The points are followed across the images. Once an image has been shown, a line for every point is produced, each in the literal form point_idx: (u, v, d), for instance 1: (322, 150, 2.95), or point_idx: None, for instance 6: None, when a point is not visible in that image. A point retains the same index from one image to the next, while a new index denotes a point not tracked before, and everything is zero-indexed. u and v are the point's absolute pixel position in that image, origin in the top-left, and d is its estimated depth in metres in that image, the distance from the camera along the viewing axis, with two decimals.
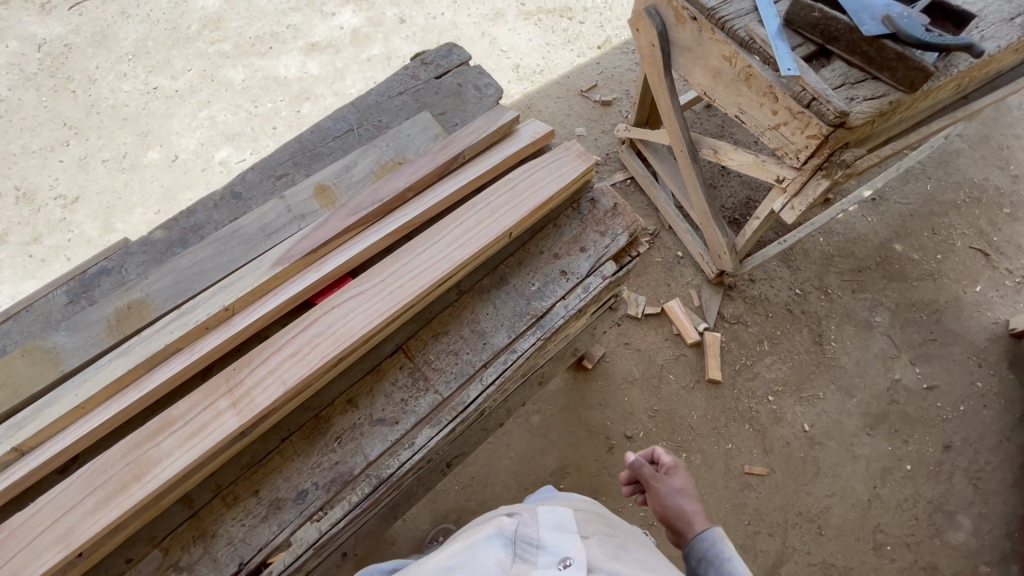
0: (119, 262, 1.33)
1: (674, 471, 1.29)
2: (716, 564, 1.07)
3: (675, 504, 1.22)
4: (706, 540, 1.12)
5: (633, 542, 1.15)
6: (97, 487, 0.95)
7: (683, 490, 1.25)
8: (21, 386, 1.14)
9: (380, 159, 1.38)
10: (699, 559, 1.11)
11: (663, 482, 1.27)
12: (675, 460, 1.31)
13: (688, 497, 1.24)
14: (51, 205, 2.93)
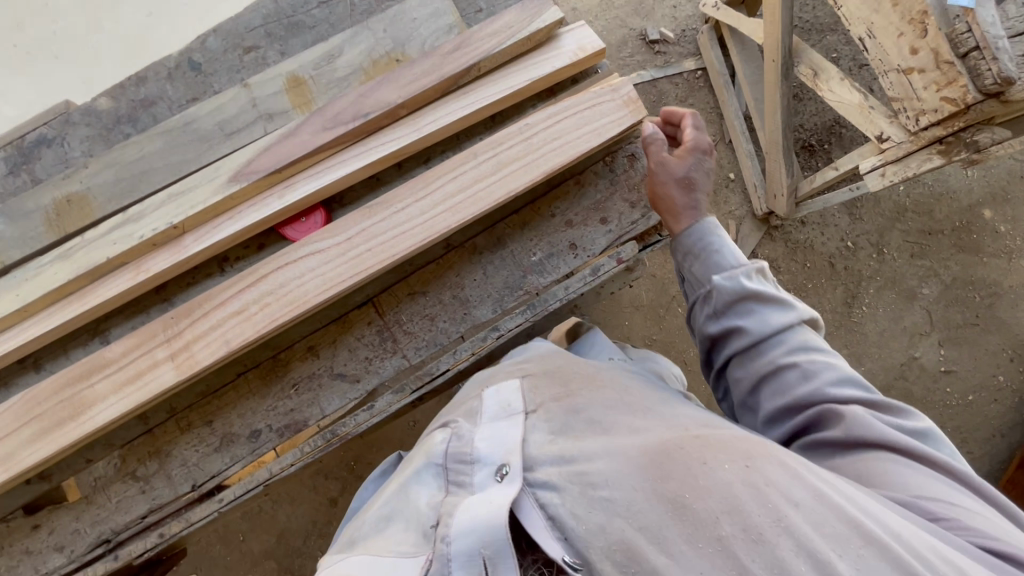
0: (60, 132, 1.13)
1: (694, 151, 1.03)
2: (700, 257, 0.98)
3: (673, 192, 1.01)
4: (701, 228, 1.00)
5: (599, 390, 0.88)
6: (30, 417, 0.91)
7: (693, 174, 1.02)
8: None
9: (372, 51, 1.06)
10: (682, 250, 1.01)
11: (670, 160, 1.01)
12: (700, 140, 1.04)
13: (694, 186, 1.01)
14: None
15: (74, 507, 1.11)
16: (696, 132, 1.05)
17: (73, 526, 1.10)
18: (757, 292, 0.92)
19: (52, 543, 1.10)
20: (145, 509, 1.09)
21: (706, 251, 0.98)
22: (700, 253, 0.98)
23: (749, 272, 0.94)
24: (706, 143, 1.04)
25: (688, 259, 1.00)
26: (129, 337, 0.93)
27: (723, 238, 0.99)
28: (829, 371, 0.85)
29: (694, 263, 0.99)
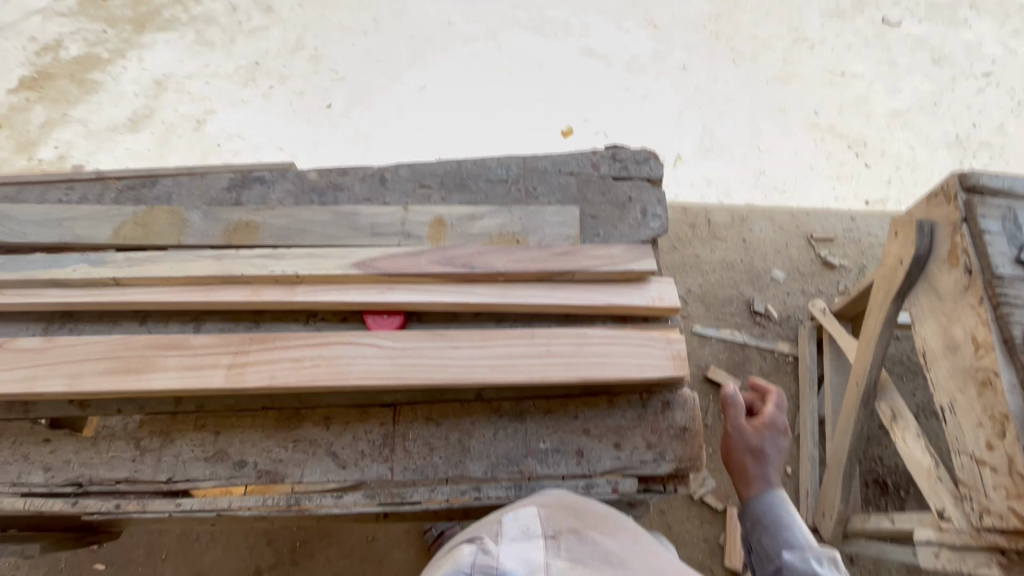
0: (274, 179, 1.53)
1: (772, 428, 1.28)
2: (772, 530, 1.20)
3: (746, 459, 1.25)
4: (777, 499, 1.23)
5: (613, 531, 0.89)
6: (111, 356, 1.11)
7: (767, 450, 1.26)
8: (153, 235, 1.40)
9: (504, 227, 1.35)
10: (754, 506, 1.24)
11: (748, 430, 1.27)
12: (778, 420, 1.28)
13: (764, 459, 1.25)
14: (328, 74, 3.55)
15: (79, 441, 1.25)
16: (778, 410, 1.31)
17: (67, 456, 1.23)
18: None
19: (44, 461, 1.23)
20: (124, 475, 1.20)
21: (776, 521, 1.21)
22: (768, 517, 1.22)
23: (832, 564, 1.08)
24: (782, 423, 1.28)
25: (765, 526, 1.21)
26: (214, 337, 1.13)
27: (792, 516, 1.20)
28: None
29: (767, 537, 1.19)
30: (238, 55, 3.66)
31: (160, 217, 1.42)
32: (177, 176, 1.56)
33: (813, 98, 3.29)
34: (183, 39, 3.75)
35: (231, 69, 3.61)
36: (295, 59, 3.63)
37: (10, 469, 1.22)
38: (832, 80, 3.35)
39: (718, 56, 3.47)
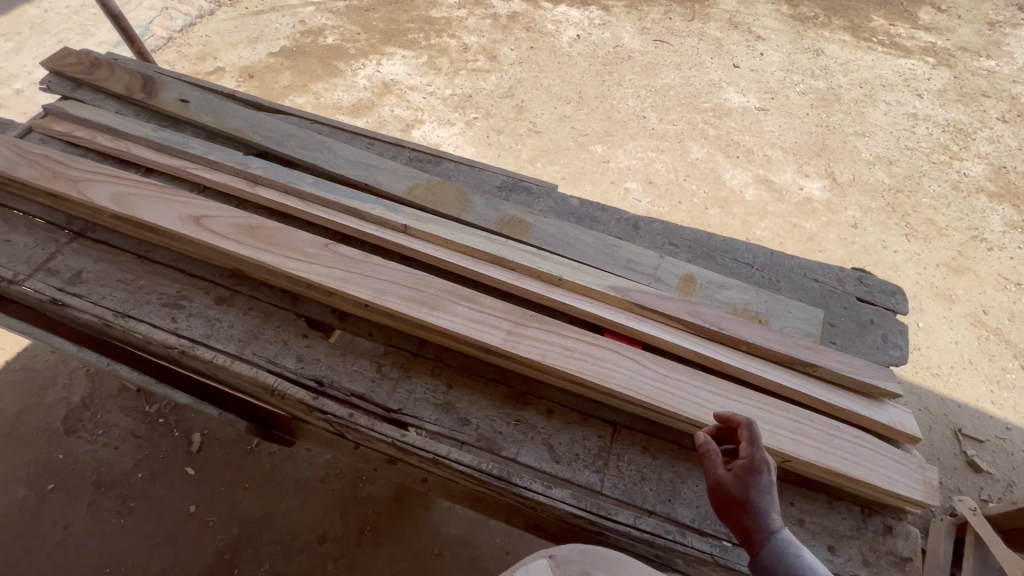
0: (540, 194, 1.72)
1: (750, 469, 0.96)
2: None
3: (735, 515, 0.96)
4: (789, 548, 0.92)
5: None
6: (411, 287, 1.27)
7: (762, 496, 0.95)
8: (437, 201, 1.60)
9: (748, 303, 1.43)
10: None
11: (726, 479, 0.96)
12: (753, 458, 0.96)
13: (756, 510, 0.94)
14: (527, 124, 3.96)
15: (327, 346, 1.39)
16: (752, 446, 0.98)
17: (318, 354, 1.38)
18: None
19: (297, 351, 1.38)
20: (360, 390, 1.32)
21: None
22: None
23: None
24: (763, 459, 0.97)
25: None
26: (500, 302, 1.26)
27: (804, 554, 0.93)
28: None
29: None
30: (457, 85, 4.17)
31: (447, 190, 1.63)
32: (459, 164, 1.80)
33: (983, 296, 3.24)
34: (417, 59, 4.34)
35: (447, 95, 4.10)
36: (502, 103, 4.08)
37: (269, 347, 1.38)
38: (1007, 286, 3.30)
39: (890, 225, 3.54)
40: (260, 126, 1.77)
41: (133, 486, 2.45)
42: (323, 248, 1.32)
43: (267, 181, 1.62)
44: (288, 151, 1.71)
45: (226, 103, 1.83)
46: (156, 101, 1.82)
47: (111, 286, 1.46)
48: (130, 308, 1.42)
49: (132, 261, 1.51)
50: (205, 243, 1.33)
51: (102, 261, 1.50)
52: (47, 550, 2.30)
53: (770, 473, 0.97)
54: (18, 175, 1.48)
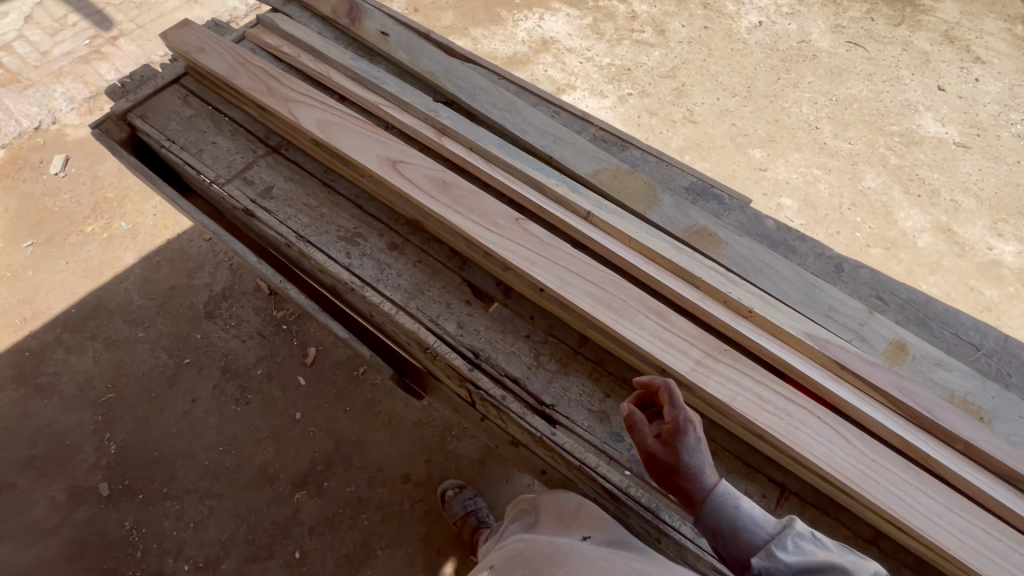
0: (732, 206, 1.55)
1: (676, 434, 1.00)
2: (731, 532, 0.99)
3: (673, 480, 1.03)
4: (727, 503, 1.00)
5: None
6: (596, 285, 1.19)
7: (691, 458, 1.01)
8: (624, 193, 1.49)
9: (969, 393, 1.21)
10: (715, 532, 1.00)
11: (657, 449, 1.02)
12: (677, 423, 0.99)
13: (690, 471, 1.00)
14: (683, 111, 3.67)
15: (487, 318, 1.35)
16: (674, 409, 1.01)
17: (478, 325, 1.34)
18: (781, 530, 0.98)
19: (458, 317, 1.35)
20: (516, 374, 1.28)
21: (735, 531, 0.99)
22: (731, 524, 0.99)
23: (772, 520, 1.00)
24: (687, 422, 1.00)
25: (722, 540, 1.00)
26: (691, 324, 1.15)
27: (741, 501, 1.00)
28: (828, 542, 0.94)
29: (728, 544, 1.00)
30: (617, 55, 3.92)
31: (636, 182, 1.51)
32: (645, 153, 1.66)
33: None
34: (581, 19, 4.12)
35: (605, 64, 3.88)
36: (661, 83, 3.80)
37: (432, 306, 1.37)
38: None
39: None
40: (453, 72, 1.72)
41: (252, 381, 2.66)
42: (514, 222, 1.27)
43: (454, 134, 1.57)
44: (477, 106, 1.65)
45: (422, 43, 1.79)
46: (359, 29, 1.81)
47: (296, 208, 1.50)
48: (312, 234, 1.46)
49: (318, 187, 1.54)
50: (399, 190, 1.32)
51: (292, 182, 1.55)
52: (176, 416, 2.57)
53: (697, 429, 1.01)
54: (236, 83, 1.53)
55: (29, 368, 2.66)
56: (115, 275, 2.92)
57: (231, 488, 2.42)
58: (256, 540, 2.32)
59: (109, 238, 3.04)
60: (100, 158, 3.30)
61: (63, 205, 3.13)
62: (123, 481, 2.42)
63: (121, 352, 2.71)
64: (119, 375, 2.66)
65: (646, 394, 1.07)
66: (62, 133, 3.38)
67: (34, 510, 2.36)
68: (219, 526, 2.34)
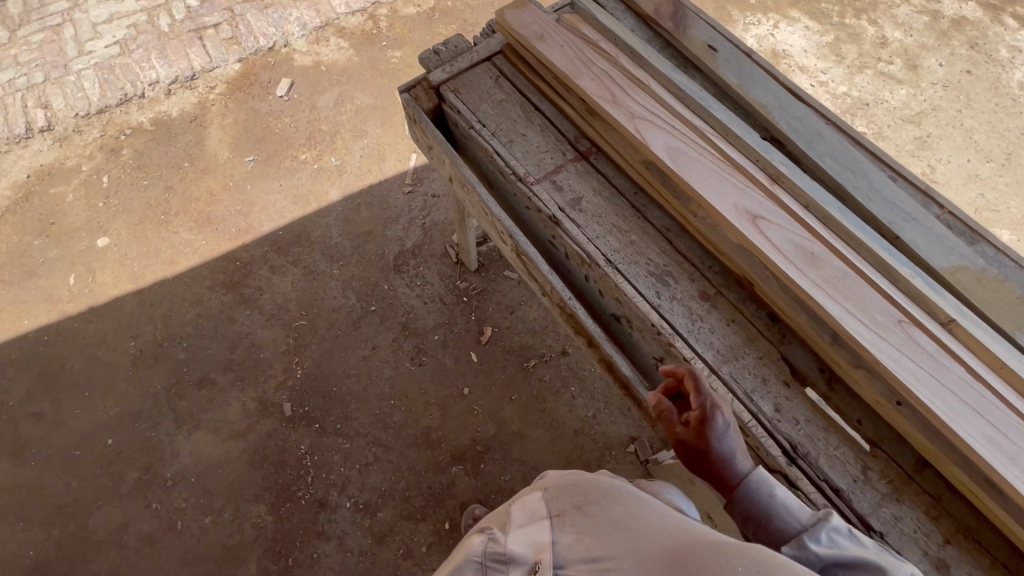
0: None
1: (703, 421, 1.14)
2: (765, 521, 1.06)
3: (702, 464, 1.15)
4: (761, 492, 1.09)
5: (629, 527, 1.06)
6: (993, 429, 1.08)
7: (717, 443, 1.13)
8: (989, 303, 1.28)
9: None
10: (749, 517, 1.09)
11: (685, 435, 1.16)
12: (703, 410, 1.13)
13: (718, 457, 1.13)
14: (922, 166, 3.25)
15: (807, 409, 1.23)
16: (699, 396, 1.15)
17: (797, 414, 1.22)
18: (815, 523, 1.00)
19: (776, 399, 1.23)
20: (839, 484, 1.15)
21: (768, 518, 1.06)
22: (764, 513, 1.07)
23: (806, 512, 1.03)
24: (711, 407, 1.13)
25: (758, 525, 1.07)
26: None
27: (776, 492, 1.07)
28: (865, 540, 0.94)
29: (759, 532, 1.08)
30: (856, 85, 3.51)
31: (1004, 293, 1.29)
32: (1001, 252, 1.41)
33: None
34: (821, 36, 3.70)
35: (840, 93, 3.48)
36: (901, 128, 3.37)
37: (746, 377, 1.26)
38: None
39: None
40: (787, 110, 1.55)
41: (429, 343, 2.74)
42: (895, 324, 1.17)
43: (789, 184, 1.41)
44: (815, 157, 1.47)
45: (753, 67, 1.62)
46: (684, 38, 1.67)
47: (605, 227, 1.43)
48: (619, 262, 1.38)
49: (628, 209, 1.45)
50: (764, 252, 1.25)
51: (600, 196, 1.47)
52: (357, 358, 2.70)
53: (725, 417, 1.14)
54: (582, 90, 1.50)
55: (238, 277, 2.88)
56: (320, 207, 3.08)
57: (396, 442, 2.53)
58: (412, 500, 2.42)
59: (319, 170, 3.19)
60: (320, 89, 3.44)
61: (283, 128, 3.31)
62: (304, 407, 2.60)
63: (316, 284, 2.87)
64: (312, 306, 2.81)
65: (676, 383, 1.23)
66: (291, 57, 3.54)
67: (228, 410, 2.59)
68: (381, 475, 2.47)
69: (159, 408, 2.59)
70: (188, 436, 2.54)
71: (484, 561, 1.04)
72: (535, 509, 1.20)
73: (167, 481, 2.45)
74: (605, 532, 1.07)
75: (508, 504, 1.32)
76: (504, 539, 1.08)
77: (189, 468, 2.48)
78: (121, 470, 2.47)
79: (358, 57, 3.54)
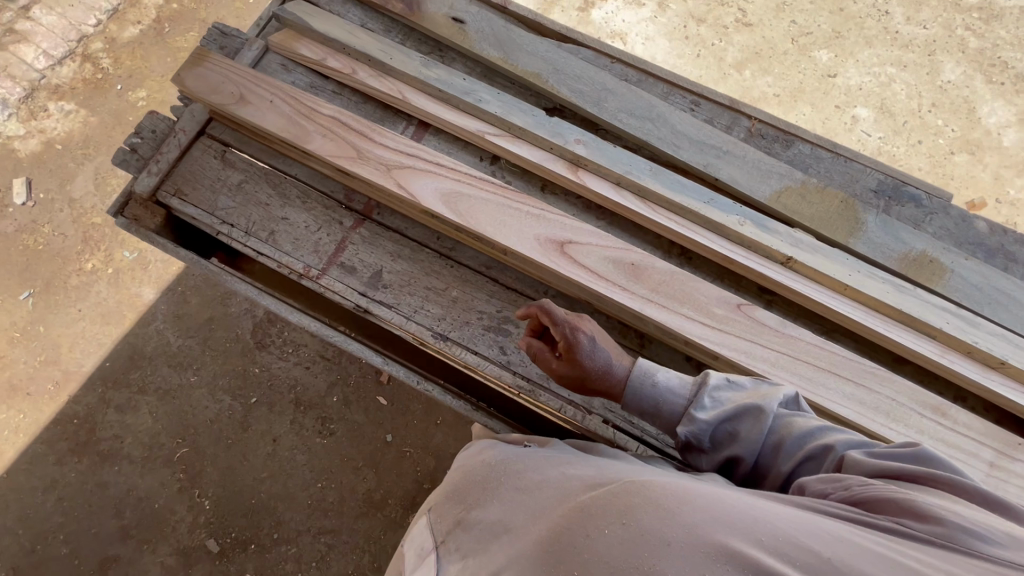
0: (934, 207, 1.30)
1: (571, 345, 1.07)
2: (659, 410, 1.01)
3: (587, 387, 1.08)
4: (643, 387, 1.03)
5: (505, 525, 0.82)
6: (851, 383, 1.05)
7: (591, 361, 1.06)
8: (819, 219, 1.21)
9: None
10: (642, 414, 1.03)
11: (565, 367, 1.08)
12: (568, 334, 1.06)
13: (597, 373, 1.06)
14: (734, 11, 3.13)
15: None
16: (560, 324, 1.08)
17: None
18: (697, 390, 1.00)
19: None
20: None
21: (657, 408, 1.01)
22: (657, 407, 1.01)
23: (687, 383, 1.01)
24: (574, 329, 1.07)
25: (649, 419, 1.02)
26: (978, 420, 1.06)
27: (662, 382, 1.02)
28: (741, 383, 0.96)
29: (657, 424, 1.03)
30: None
31: (830, 201, 1.23)
32: (815, 148, 1.33)
33: None
34: None
35: None
36: None
37: None
38: None
39: None
40: (563, 69, 1.32)
41: (331, 408, 2.50)
42: (734, 308, 1.09)
43: (594, 166, 1.23)
44: (609, 118, 1.28)
45: (510, 28, 1.36)
46: (422, 19, 1.36)
47: (419, 295, 1.21)
48: (450, 328, 1.19)
49: (436, 262, 1.24)
50: (583, 282, 1.09)
51: (402, 259, 1.24)
52: (262, 459, 2.43)
53: (591, 331, 1.08)
54: (315, 148, 1.19)
55: (84, 436, 2.45)
56: (140, 315, 2.60)
57: (343, 522, 2.37)
58: (384, 568, 2.33)
59: (117, 274, 2.65)
60: (68, 175, 2.77)
61: (47, 242, 2.68)
62: (229, 535, 2.35)
63: (177, 401, 2.49)
64: (186, 428, 2.46)
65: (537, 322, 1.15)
66: (10, 149, 2.79)
67: None
68: (342, 562, 2.33)
69: None
70: None
71: None
72: (422, 543, 0.97)
73: None
74: (480, 540, 0.83)
75: (402, 544, 1.09)
76: None
77: None
78: None
79: (94, 116, 2.84)
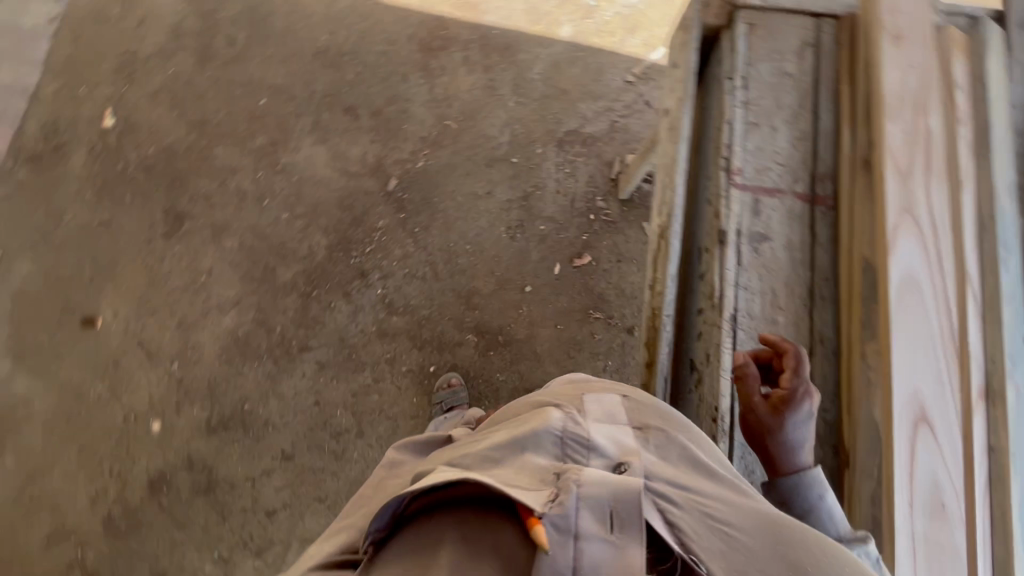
0: None
1: (785, 399, 1.32)
2: (806, 513, 1.28)
3: (761, 436, 1.34)
4: (812, 488, 1.29)
5: (709, 475, 0.98)
6: None
7: (789, 424, 1.32)
8: None
9: None
10: (789, 499, 1.30)
11: (760, 406, 1.33)
12: (796, 391, 1.31)
13: (779, 433, 1.33)
14: None
15: None
16: (795, 378, 1.33)
17: None
18: (854, 538, 1.23)
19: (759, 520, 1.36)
20: None
21: (807, 512, 1.28)
22: (812, 510, 1.27)
23: (848, 526, 1.26)
24: (801, 392, 1.32)
25: (793, 511, 1.29)
26: None
27: (830, 502, 1.28)
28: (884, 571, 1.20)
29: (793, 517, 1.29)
30: None
31: None
32: None
33: None
34: None
35: None
36: None
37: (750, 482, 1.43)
38: None
39: None
40: None
41: (531, 228, 2.69)
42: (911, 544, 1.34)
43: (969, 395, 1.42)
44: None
45: None
46: None
47: (762, 285, 1.50)
48: (739, 318, 1.48)
49: (794, 288, 1.52)
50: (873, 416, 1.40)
51: (786, 255, 1.53)
52: (471, 191, 2.72)
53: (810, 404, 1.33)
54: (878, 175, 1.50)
55: (435, 45, 2.84)
56: (543, 36, 2.87)
57: (445, 280, 2.62)
58: (424, 331, 2.58)
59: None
60: None
61: None
62: (406, 193, 2.71)
63: (490, 102, 2.80)
64: (473, 119, 2.79)
65: (771, 356, 1.38)
66: None
67: (353, 148, 2.75)
68: (418, 292, 2.61)
69: (308, 104, 2.78)
70: (314, 144, 2.75)
71: (563, 438, 0.89)
72: (607, 405, 1.03)
73: (280, 164, 2.73)
74: (687, 464, 0.98)
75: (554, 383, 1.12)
76: (587, 425, 0.92)
77: (299, 167, 2.72)
78: (255, 129, 2.76)
79: None
